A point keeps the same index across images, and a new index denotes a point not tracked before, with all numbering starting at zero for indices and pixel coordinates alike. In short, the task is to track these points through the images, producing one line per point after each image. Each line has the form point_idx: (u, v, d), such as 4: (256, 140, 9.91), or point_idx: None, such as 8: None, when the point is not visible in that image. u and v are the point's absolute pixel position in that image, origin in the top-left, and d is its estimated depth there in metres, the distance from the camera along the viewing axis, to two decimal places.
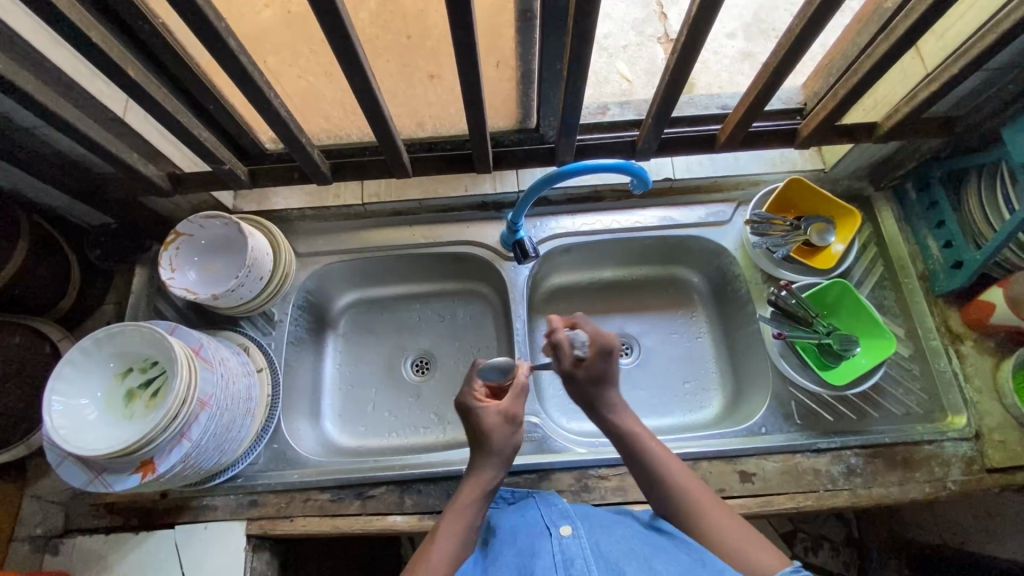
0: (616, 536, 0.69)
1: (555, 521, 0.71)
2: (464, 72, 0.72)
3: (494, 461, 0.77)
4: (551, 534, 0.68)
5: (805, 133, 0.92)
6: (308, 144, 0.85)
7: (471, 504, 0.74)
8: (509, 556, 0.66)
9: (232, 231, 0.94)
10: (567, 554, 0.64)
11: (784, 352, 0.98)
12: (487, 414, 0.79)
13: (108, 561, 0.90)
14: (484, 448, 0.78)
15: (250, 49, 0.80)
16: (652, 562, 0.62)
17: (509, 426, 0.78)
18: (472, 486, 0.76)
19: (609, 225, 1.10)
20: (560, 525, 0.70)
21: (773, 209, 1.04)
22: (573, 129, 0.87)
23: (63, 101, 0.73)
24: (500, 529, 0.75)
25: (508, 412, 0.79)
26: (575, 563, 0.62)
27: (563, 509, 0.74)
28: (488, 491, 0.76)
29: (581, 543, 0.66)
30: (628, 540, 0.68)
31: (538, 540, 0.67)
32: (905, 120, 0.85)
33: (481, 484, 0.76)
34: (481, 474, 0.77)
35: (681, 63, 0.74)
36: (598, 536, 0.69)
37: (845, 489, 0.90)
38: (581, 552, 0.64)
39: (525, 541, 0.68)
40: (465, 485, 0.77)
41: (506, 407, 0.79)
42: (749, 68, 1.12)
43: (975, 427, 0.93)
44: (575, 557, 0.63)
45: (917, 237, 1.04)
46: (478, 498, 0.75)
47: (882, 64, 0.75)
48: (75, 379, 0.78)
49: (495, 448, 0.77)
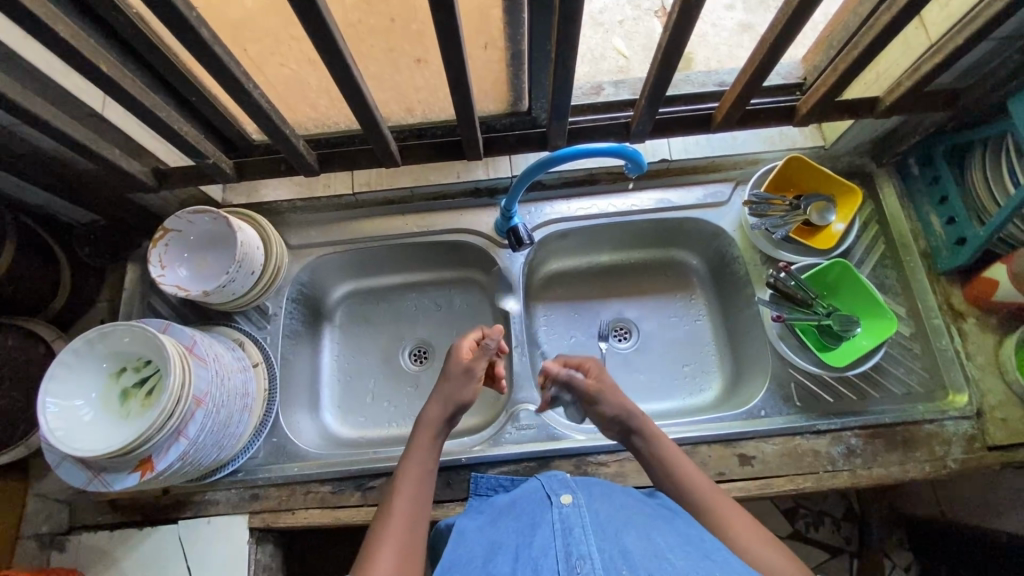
0: (617, 505, 0.70)
1: (556, 491, 0.72)
2: (448, 55, 0.69)
3: (438, 401, 0.81)
4: (552, 505, 0.69)
5: (804, 110, 0.88)
6: (292, 135, 0.83)
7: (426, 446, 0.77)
8: (511, 529, 0.67)
9: (221, 226, 0.93)
10: (566, 523, 0.64)
11: (783, 334, 0.97)
12: (455, 363, 0.84)
13: (114, 556, 0.91)
14: (439, 390, 0.82)
15: (228, 38, 0.76)
16: (650, 532, 0.64)
17: (465, 379, 0.82)
18: (426, 428, 0.78)
19: (605, 210, 1.08)
20: (560, 494, 0.71)
21: (772, 187, 1.02)
22: (563, 112, 0.85)
23: (36, 98, 0.70)
24: (501, 502, 0.77)
25: (470, 366, 0.83)
26: (574, 532, 0.62)
27: (564, 480, 0.75)
28: (438, 428, 0.79)
29: (581, 512, 0.66)
30: (629, 511, 0.68)
31: (539, 512, 0.68)
32: (908, 94, 0.82)
33: (430, 421, 0.79)
34: (430, 415, 0.80)
35: (675, 40, 0.71)
36: (597, 506, 0.69)
37: (845, 470, 0.90)
38: (581, 520, 0.64)
39: (529, 514, 0.69)
40: (418, 428, 0.79)
41: (472, 361, 0.83)
42: (749, 40, 1.09)
43: (977, 405, 0.92)
44: (573, 525, 0.63)
45: (920, 214, 1.02)
46: (431, 436, 0.78)
47: (885, 36, 0.71)
48: (68, 380, 0.77)
49: (446, 389, 0.81)
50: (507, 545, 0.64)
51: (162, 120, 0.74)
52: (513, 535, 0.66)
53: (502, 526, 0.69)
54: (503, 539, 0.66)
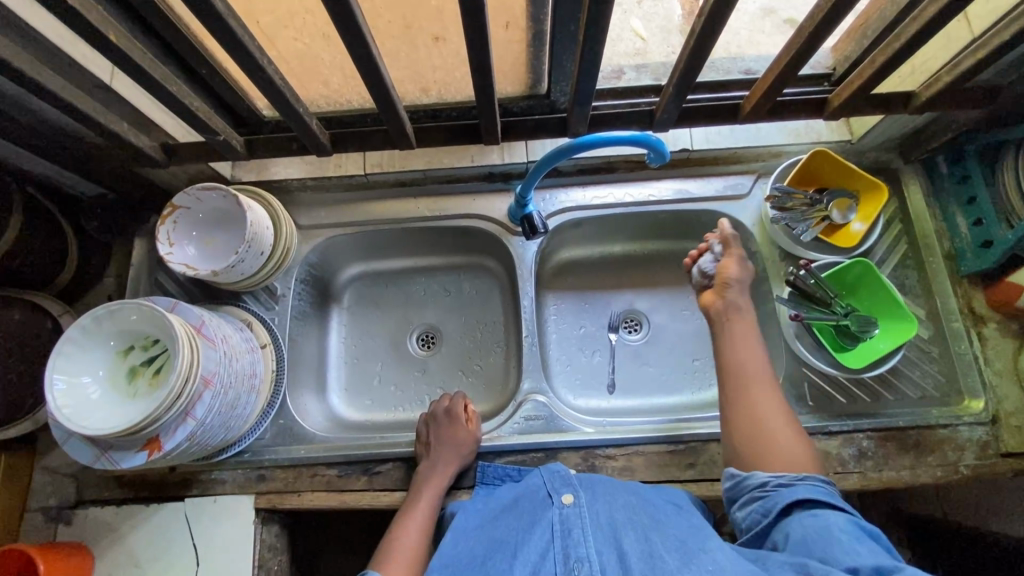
0: (619, 503, 0.72)
1: (558, 488, 0.75)
2: (470, 34, 0.66)
3: (448, 462, 0.89)
4: (553, 503, 0.72)
5: (836, 104, 0.85)
6: (305, 114, 0.81)
7: (430, 507, 0.86)
8: (514, 526, 0.71)
9: (229, 204, 0.91)
10: (566, 524, 0.68)
11: (799, 333, 0.95)
12: (461, 428, 0.92)
13: (120, 531, 0.92)
14: (448, 452, 0.89)
15: (241, 10, 0.74)
16: (649, 534, 0.66)
17: (471, 443, 0.92)
18: (433, 488, 0.87)
19: (621, 199, 1.05)
20: (562, 493, 0.74)
21: (794, 181, 0.98)
22: (587, 97, 0.82)
23: (42, 66, 0.68)
24: (502, 497, 0.80)
25: (474, 436, 0.92)
26: (573, 534, 0.67)
27: (566, 476, 0.78)
28: (445, 486, 0.88)
29: (581, 513, 0.70)
30: (630, 509, 0.71)
31: (540, 510, 0.72)
32: (946, 90, 0.79)
33: (439, 482, 0.88)
34: (438, 475, 0.88)
35: (709, 28, 0.67)
36: (600, 504, 0.72)
37: (856, 472, 0.89)
38: (579, 521, 0.68)
39: (530, 511, 0.73)
40: (423, 488, 0.87)
41: (475, 430, 0.93)
42: (772, 27, 0.98)
43: (993, 411, 0.91)
44: (573, 527, 0.68)
45: (946, 214, 0.99)
46: (437, 494, 0.87)
47: (929, 29, 0.68)
48: (75, 357, 0.76)
49: (454, 450, 0.90)
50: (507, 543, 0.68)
51: (173, 94, 0.72)
52: (512, 534, 0.70)
53: (501, 525, 0.73)
54: (504, 538, 0.70)
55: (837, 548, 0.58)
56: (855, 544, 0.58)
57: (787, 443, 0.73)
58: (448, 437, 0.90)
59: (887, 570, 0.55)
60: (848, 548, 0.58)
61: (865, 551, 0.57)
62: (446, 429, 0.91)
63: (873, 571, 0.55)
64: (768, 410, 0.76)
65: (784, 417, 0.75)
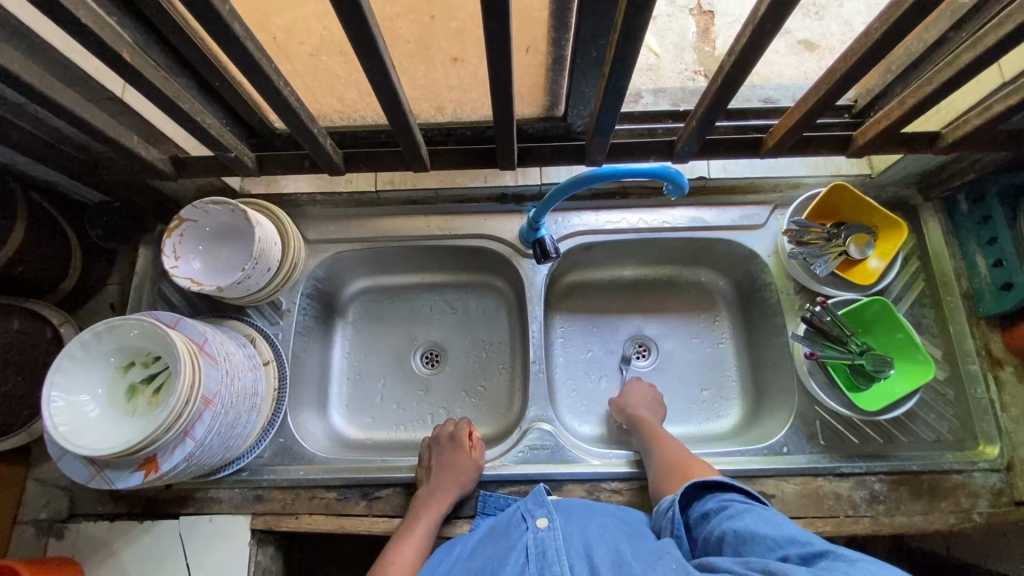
0: (594, 523, 0.75)
1: (532, 511, 0.79)
2: (494, 60, 0.65)
3: (450, 489, 0.86)
4: (528, 527, 0.76)
5: (861, 141, 0.83)
6: (319, 133, 0.79)
7: (426, 534, 0.84)
8: (487, 548, 0.76)
9: (238, 218, 0.89)
10: (541, 546, 0.72)
11: (813, 370, 0.93)
12: (464, 454, 0.90)
13: (112, 548, 0.90)
14: (450, 479, 0.87)
15: (260, 27, 0.72)
16: (621, 546, 0.70)
17: (474, 469, 0.90)
18: (429, 513, 0.85)
19: (634, 224, 1.04)
20: (537, 517, 0.77)
21: (812, 215, 0.97)
22: (608, 127, 0.80)
23: (54, 81, 0.67)
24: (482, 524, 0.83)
25: (476, 462, 0.90)
26: (547, 555, 0.71)
27: (542, 497, 0.81)
28: (445, 512, 0.86)
29: (555, 535, 0.73)
30: (604, 528, 0.74)
31: (516, 533, 0.76)
32: (973, 134, 0.77)
33: (438, 509, 0.85)
34: (437, 502, 0.85)
35: (737, 67, 0.66)
36: (574, 524, 0.76)
37: (866, 516, 0.87)
38: (554, 542, 0.72)
39: (506, 534, 0.77)
40: (419, 512, 0.85)
41: (478, 457, 0.91)
42: (784, 46, 1.02)
43: (1008, 458, 0.89)
44: (548, 549, 0.71)
45: (965, 252, 0.97)
46: (434, 521, 0.85)
47: (962, 76, 0.67)
48: (74, 374, 0.75)
49: (456, 478, 0.87)
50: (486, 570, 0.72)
51: (187, 112, 0.70)
52: (490, 560, 0.74)
53: (481, 553, 0.76)
54: (484, 564, 0.73)
55: (760, 544, 0.64)
56: (772, 532, 0.65)
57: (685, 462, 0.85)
58: (451, 461, 0.88)
59: (810, 555, 0.60)
60: (770, 543, 0.64)
61: (783, 539, 0.64)
62: (450, 454, 0.89)
63: (799, 558, 0.61)
64: (668, 446, 0.88)
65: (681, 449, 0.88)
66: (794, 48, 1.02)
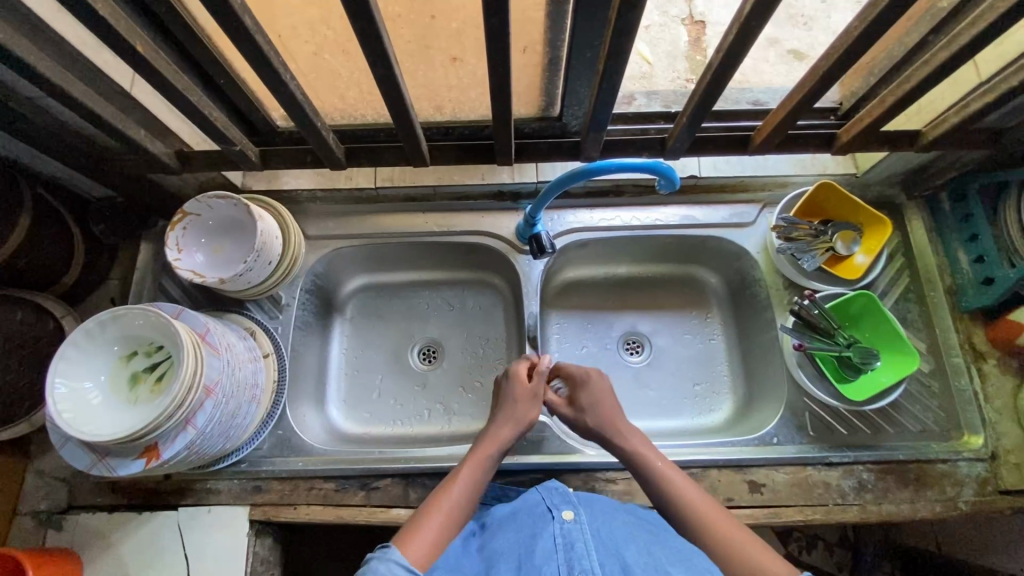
0: (616, 523, 0.71)
1: (558, 505, 0.73)
2: (493, 56, 0.68)
3: (511, 420, 0.86)
4: (553, 518, 0.70)
5: (845, 139, 0.86)
6: (322, 127, 0.81)
7: (486, 459, 0.81)
8: (511, 535, 0.70)
9: (240, 212, 0.91)
10: (568, 537, 0.66)
11: (802, 362, 0.96)
12: (524, 383, 0.90)
13: (111, 539, 0.90)
14: (509, 408, 0.87)
15: (266, 25, 0.75)
16: (652, 548, 0.66)
17: (534, 399, 0.88)
18: (491, 442, 0.83)
19: (628, 222, 1.06)
20: (562, 509, 0.72)
21: (800, 212, 1.00)
22: (603, 123, 0.83)
23: (67, 73, 0.69)
24: (499, 515, 0.77)
25: (537, 390, 0.89)
26: (576, 546, 0.64)
27: (565, 494, 0.76)
28: (507, 443, 0.84)
29: (582, 528, 0.68)
30: (628, 527, 0.71)
31: (540, 524, 0.70)
32: (952, 131, 0.81)
33: (498, 438, 0.84)
34: (501, 429, 0.85)
35: (725, 64, 0.69)
36: (599, 522, 0.71)
37: (855, 505, 0.89)
38: (582, 535, 0.66)
39: (528, 525, 0.71)
40: (481, 441, 0.84)
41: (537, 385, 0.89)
42: (775, 56, 1.06)
43: (992, 448, 0.91)
44: (576, 540, 0.65)
45: (947, 248, 1.00)
46: (496, 449, 0.83)
47: (939, 74, 0.70)
48: (77, 362, 0.76)
49: (516, 407, 0.87)
50: (508, 555, 0.65)
51: (195, 104, 0.73)
52: (512, 547, 0.67)
53: (502, 539, 0.70)
54: (505, 549, 0.67)
55: None
56: None
57: (750, 553, 0.68)
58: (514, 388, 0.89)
59: None
60: None
61: None
62: (510, 387, 0.89)
63: None
64: (723, 529, 0.71)
65: (741, 533, 0.71)
66: (784, 57, 1.06)
